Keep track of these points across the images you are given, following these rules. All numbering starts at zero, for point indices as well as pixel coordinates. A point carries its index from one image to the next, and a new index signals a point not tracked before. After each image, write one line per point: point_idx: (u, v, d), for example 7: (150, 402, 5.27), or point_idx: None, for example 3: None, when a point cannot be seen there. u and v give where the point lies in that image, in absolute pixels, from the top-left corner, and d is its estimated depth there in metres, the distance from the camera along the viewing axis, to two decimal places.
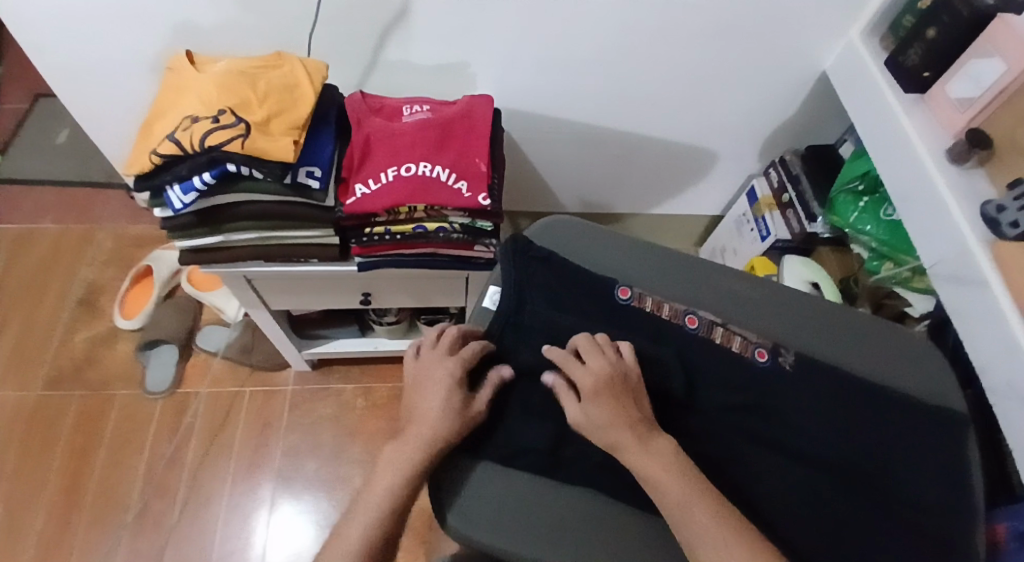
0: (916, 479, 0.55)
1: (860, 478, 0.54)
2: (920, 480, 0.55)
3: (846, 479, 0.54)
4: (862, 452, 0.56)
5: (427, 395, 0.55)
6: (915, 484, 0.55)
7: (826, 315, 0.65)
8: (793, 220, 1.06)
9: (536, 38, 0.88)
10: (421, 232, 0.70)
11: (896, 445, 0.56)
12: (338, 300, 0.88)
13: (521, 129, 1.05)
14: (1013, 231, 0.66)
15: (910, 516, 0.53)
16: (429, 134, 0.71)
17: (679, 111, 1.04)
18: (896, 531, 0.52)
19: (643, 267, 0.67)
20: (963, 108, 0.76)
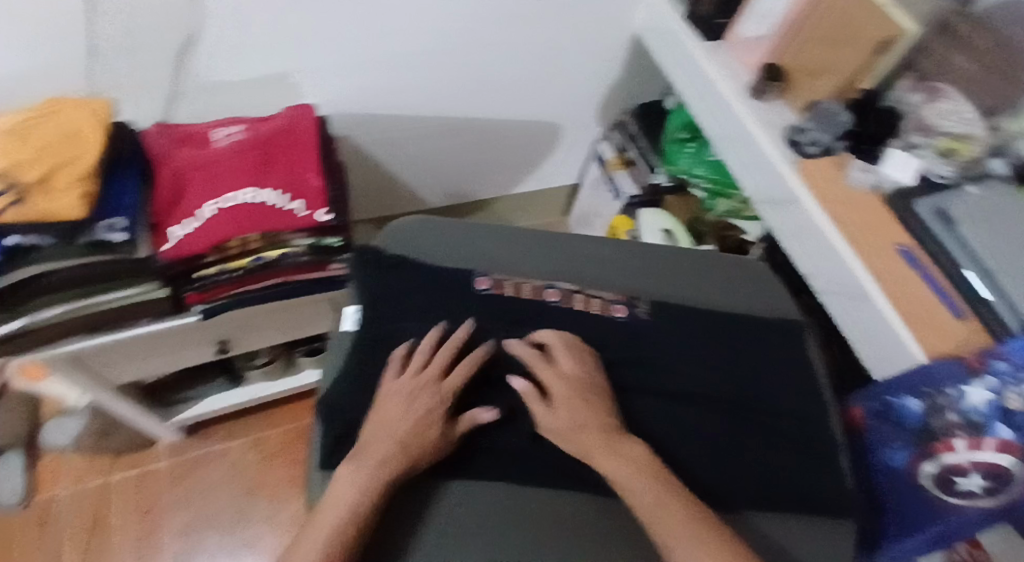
0: (773, 386, 0.61)
1: (725, 401, 0.59)
2: (776, 387, 0.61)
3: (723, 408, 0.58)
4: (722, 376, 0.61)
5: (395, 413, 0.52)
6: (773, 391, 0.61)
7: (667, 259, 0.70)
8: (641, 174, 1.12)
9: (352, 38, 0.85)
10: (261, 263, 0.64)
11: (757, 363, 0.62)
12: (190, 355, 0.80)
13: (361, 134, 1.01)
14: (816, 149, 0.76)
15: (780, 423, 0.58)
16: (248, 157, 0.66)
17: (515, 90, 1.06)
18: (762, 437, 0.57)
19: (498, 250, 0.67)
20: (757, 45, 0.84)
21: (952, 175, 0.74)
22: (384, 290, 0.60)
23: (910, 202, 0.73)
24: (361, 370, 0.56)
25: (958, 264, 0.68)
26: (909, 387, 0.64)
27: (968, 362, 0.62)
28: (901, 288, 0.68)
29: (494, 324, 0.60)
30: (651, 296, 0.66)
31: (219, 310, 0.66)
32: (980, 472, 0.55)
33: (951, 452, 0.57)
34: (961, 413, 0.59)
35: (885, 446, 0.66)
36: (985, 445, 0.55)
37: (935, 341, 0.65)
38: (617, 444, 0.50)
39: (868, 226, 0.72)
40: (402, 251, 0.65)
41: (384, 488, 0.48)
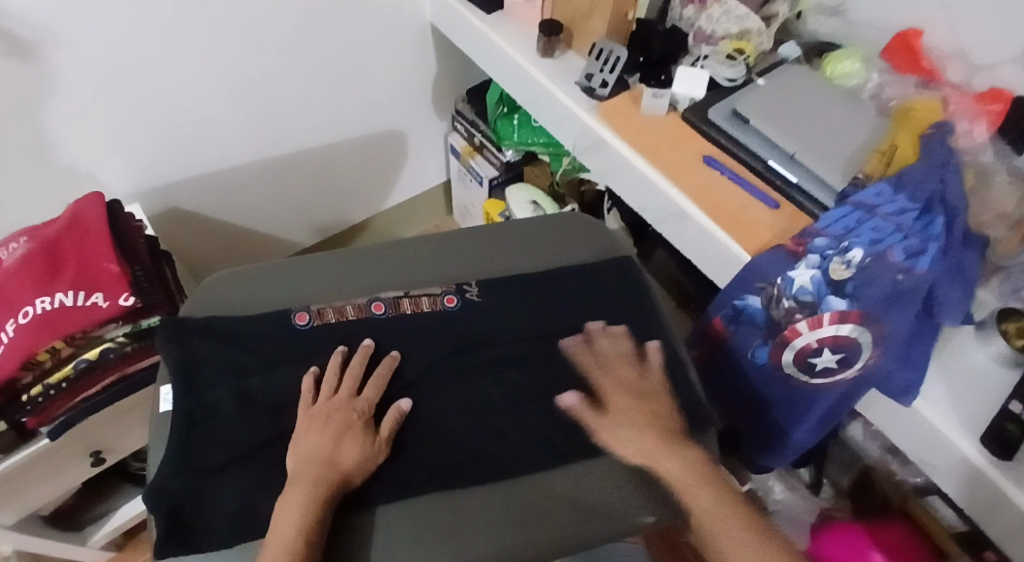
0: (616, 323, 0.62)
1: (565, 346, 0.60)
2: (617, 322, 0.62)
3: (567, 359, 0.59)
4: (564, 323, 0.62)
5: (318, 440, 0.52)
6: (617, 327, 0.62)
7: (487, 236, 0.71)
8: (492, 157, 1.14)
9: (137, 109, 0.83)
10: (85, 366, 0.63)
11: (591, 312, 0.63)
12: (66, 476, 0.77)
13: (193, 196, 0.99)
14: (608, 89, 0.78)
15: (620, 360, 0.59)
16: (32, 266, 0.63)
17: (338, 107, 1.05)
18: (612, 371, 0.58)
19: (316, 281, 0.66)
20: (533, 6, 0.84)
21: (740, 75, 0.78)
22: (193, 359, 0.58)
23: (705, 113, 0.76)
24: (185, 446, 0.52)
25: (763, 159, 0.71)
26: (744, 286, 0.67)
27: (791, 248, 0.63)
28: (715, 198, 0.69)
29: (318, 356, 0.59)
30: (481, 276, 0.67)
31: (65, 427, 0.65)
32: (828, 346, 0.63)
33: (800, 336, 0.64)
34: (794, 298, 0.63)
35: (748, 346, 0.70)
36: (824, 321, 0.62)
37: (748, 236, 0.67)
38: (678, 446, 0.53)
39: (668, 146, 0.74)
40: (212, 312, 0.63)
41: (321, 506, 0.48)
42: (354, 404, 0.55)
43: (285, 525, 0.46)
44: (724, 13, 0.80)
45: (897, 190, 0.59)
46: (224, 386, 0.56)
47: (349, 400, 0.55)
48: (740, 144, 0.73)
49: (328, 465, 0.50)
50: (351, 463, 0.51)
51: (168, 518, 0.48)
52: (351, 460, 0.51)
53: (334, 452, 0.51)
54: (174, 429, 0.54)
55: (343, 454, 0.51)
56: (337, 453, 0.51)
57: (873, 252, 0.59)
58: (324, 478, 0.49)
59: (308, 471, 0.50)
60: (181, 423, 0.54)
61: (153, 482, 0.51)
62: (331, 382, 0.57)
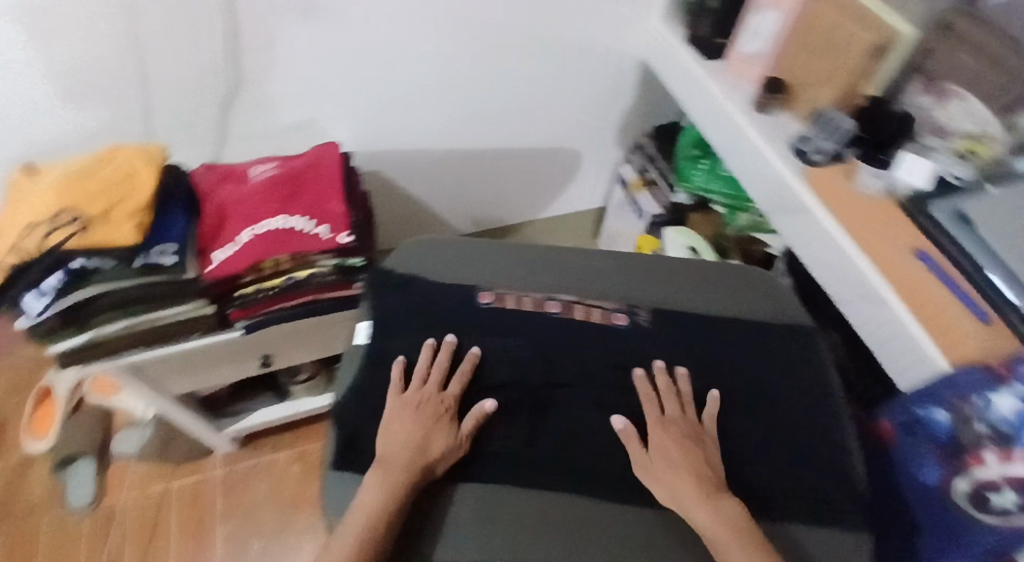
0: (786, 390, 0.63)
1: (730, 400, 0.62)
2: (787, 389, 0.63)
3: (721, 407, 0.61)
4: (734, 378, 0.63)
5: (405, 426, 0.57)
6: (787, 393, 0.63)
7: (665, 269, 0.72)
8: (661, 195, 1.14)
9: (376, 82, 0.93)
10: (293, 283, 0.72)
11: (754, 369, 0.64)
12: (236, 370, 0.87)
13: (390, 166, 1.08)
14: (823, 156, 0.77)
15: (783, 424, 0.60)
16: (278, 190, 0.74)
17: (532, 119, 1.11)
18: (774, 436, 0.60)
19: (501, 266, 0.71)
20: (756, 62, 0.87)
21: (970, 176, 0.73)
22: (392, 306, 0.66)
23: (927, 206, 0.72)
24: (375, 380, 0.62)
25: (978, 262, 0.66)
26: (932, 396, 0.61)
27: (997, 370, 0.58)
28: (916, 293, 0.67)
29: (495, 334, 0.64)
30: (654, 305, 0.69)
31: (258, 325, 0.74)
32: (1015, 487, 0.54)
33: (984, 466, 0.56)
34: (990, 425, 0.56)
35: (915, 461, 0.62)
36: (1016, 459, 0.54)
37: (951, 344, 0.63)
38: (715, 499, 0.52)
39: (878, 230, 0.72)
40: (409, 271, 0.70)
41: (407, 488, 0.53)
42: (441, 397, 0.59)
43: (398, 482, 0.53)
44: (965, 111, 0.76)
45: None
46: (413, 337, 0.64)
47: (436, 393, 0.59)
48: (959, 246, 0.68)
49: (417, 454, 0.55)
50: (438, 452, 0.55)
51: (347, 439, 0.58)
52: (438, 450, 0.55)
53: (424, 437, 0.56)
54: (367, 362, 0.63)
55: (432, 442, 0.55)
56: (426, 438, 0.56)
57: None
58: (412, 463, 0.54)
59: (399, 455, 0.55)
60: (373, 363, 0.62)
61: (343, 403, 0.61)
62: (421, 374, 0.61)
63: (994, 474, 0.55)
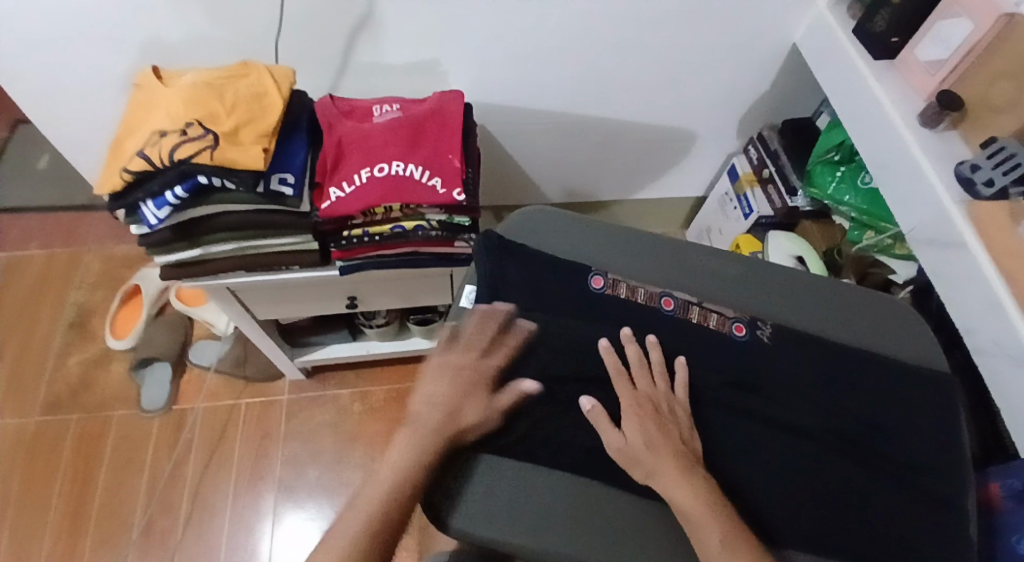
0: (908, 440, 0.57)
1: (845, 441, 0.56)
2: (909, 439, 0.57)
3: (838, 446, 0.55)
4: (851, 418, 0.57)
5: (439, 382, 0.56)
6: (908, 444, 0.57)
7: (792, 283, 0.66)
8: (774, 196, 1.07)
9: (507, 31, 0.88)
10: (399, 232, 0.70)
11: (880, 410, 0.58)
12: (322, 306, 0.87)
13: (500, 121, 1.05)
14: (988, 190, 0.68)
15: (900, 476, 0.55)
16: (399, 133, 0.71)
17: (652, 94, 1.04)
18: (891, 490, 0.54)
19: (619, 252, 0.67)
20: (935, 70, 0.77)
21: None
22: (500, 277, 0.63)
23: None
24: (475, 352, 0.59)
25: None
26: None
27: None
28: None
29: (606, 321, 0.62)
30: (780, 321, 0.63)
31: (355, 268, 0.74)
32: None
33: None
34: None
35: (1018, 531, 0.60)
36: None
37: None
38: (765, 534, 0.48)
39: None
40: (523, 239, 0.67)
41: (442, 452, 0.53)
42: (479, 366, 0.57)
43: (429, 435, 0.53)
44: None
45: None
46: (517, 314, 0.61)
47: (477, 359, 0.57)
48: None
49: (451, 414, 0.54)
50: (469, 423, 0.54)
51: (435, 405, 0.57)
52: (471, 418, 0.54)
53: (458, 404, 0.54)
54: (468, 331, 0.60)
55: (466, 409, 0.54)
56: (457, 409, 0.54)
57: None
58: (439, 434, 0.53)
59: (428, 420, 0.54)
60: (473, 323, 0.61)
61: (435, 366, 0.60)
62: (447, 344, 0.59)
63: None
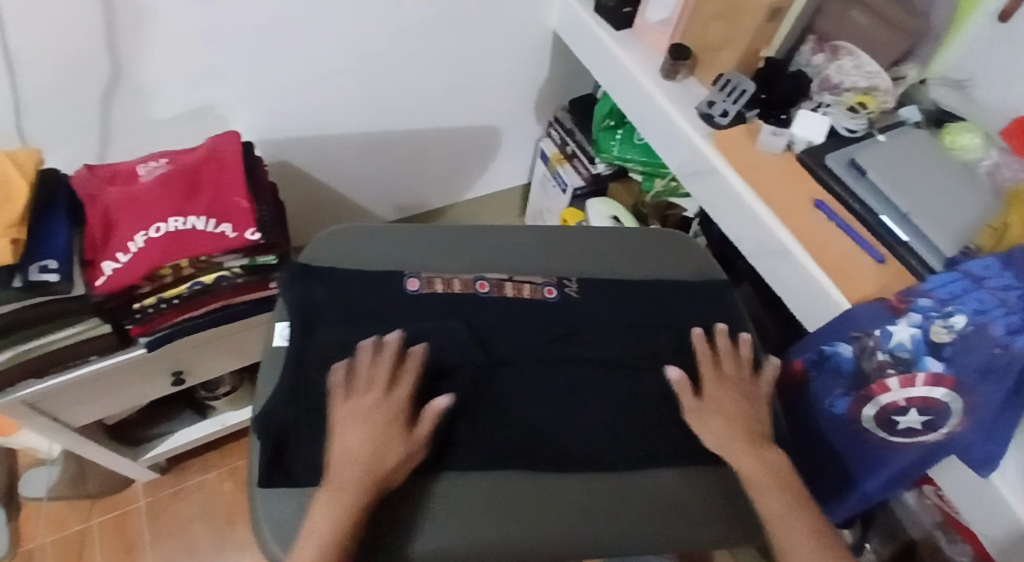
0: (706, 346, 0.64)
1: (658, 363, 0.62)
2: (707, 346, 0.64)
3: (654, 371, 0.61)
4: (662, 343, 0.63)
5: (347, 433, 0.51)
6: None
7: (585, 240, 0.72)
8: (581, 167, 1.16)
9: (276, 63, 0.87)
10: (199, 288, 0.68)
11: (678, 326, 0.65)
12: (146, 390, 0.81)
13: (302, 154, 1.03)
14: (727, 119, 0.81)
15: None
16: (172, 188, 0.67)
17: (444, 97, 1.08)
18: None
19: (427, 249, 0.69)
20: (662, 28, 0.88)
21: (862, 128, 0.78)
22: (310, 304, 0.62)
23: (822, 158, 0.77)
24: (296, 384, 0.56)
25: (876, 211, 0.72)
26: (837, 333, 0.69)
27: (892, 303, 0.65)
28: (821, 241, 0.72)
29: (429, 318, 0.62)
30: (581, 273, 0.69)
31: (163, 340, 0.69)
32: (916, 407, 0.65)
33: (887, 392, 0.66)
34: (889, 353, 0.65)
35: (828, 395, 0.72)
36: (917, 381, 0.64)
37: (849, 288, 0.69)
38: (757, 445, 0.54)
39: (779, 181, 0.77)
40: (330, 261, 0.67)
41: (376, 494, 0.48)
42: (390, 403, 0.53)
43: (359, 483, 0.47)
44: (855, 66, 0.82)
45: (1006, 266, 0.60)
46: (333, 334, 0.59)
47: (385, 396, 0.53)
48: (856, 197, 0.74)
49: (374, 465, 0.48)
50: (394, 463, 0.50)
51: (272, 453, 0.53)
52: (393, 462, 0.50)
53: (378, 453, 0.49)
54: (287, 367, 0.57)
55: (387, 453, 0.50)
56: (381, 448, 0.50)
57: (976, 322, 0.60)
58: (366, 478, 0.48)
59: (349, 470, 0.48)
60: (292, 361, 0.57)
61: (264, 414, 0.55)
62: (341, 395, 0.53)
63: (901, 398, 0.65)
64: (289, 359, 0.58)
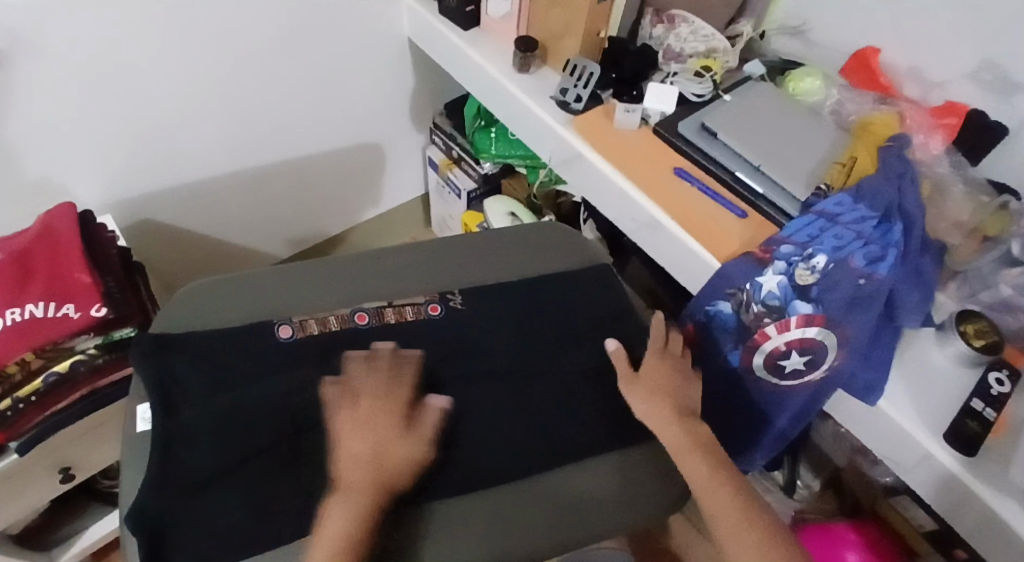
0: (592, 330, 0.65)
1: (546, 359, 0.62)
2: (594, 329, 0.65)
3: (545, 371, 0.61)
4: (552, 338, 0.63)
5: (355, 439, 0.51)
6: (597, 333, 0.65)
7: (458, 248, 0.72)
8: (470, 169, 1.16)
9: (110, 119, 0.83)
10: (55, 379, 0.62)
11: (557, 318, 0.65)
12: (36, 494, 0.75)
13: (170, 207, 0.98)
14: (581, 103, 0.82)
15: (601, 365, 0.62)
16: (2, 278, 0.63)
17: (309, 122, 1.05)
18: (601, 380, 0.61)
19: (294, 291, 0.66)
20: (508, 23, 0.89)
21: (707, 91, 0.81)
22: (174, 377, 0.57)
23: (676, 126, 0.80)
24: (162, 472, 0.50)
25: (730, 169, 0.75)
26: (716, 293, 0.71)
27: (757, 254, 0.68)
28: (684, 208, 0.73)
29: (306, 364, 0.59)
30: (457, 284, 0.68)
31: (35, 442, 0.63)
32: (796, 349, 0.66)
33: (769, 339, 0.67)
34: (763, 303, 0.67)
35: (721, 351, 0.73)
36: (791, 325, 0.65)
37: (715, 245, 0.71)
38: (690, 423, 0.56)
39: (641, 156, 0.78)
40: (191, 323, 0.63)
41: (373, 510, 0.48)
42: (394, 404, 0.55)
43: (365, 494, 0.48)
44: (691, 32, 0.84)
45: (857, 202, 0.65)
46: (200, 407, 0.55)
47: (388, 402, 0.54)
48: (711, 159, 0.76)
49: (379, 467, 0.50)
50: (404, 464, 0.51)
51: (147, 546, 0.47)
52: (403, 461, 0.51)
53: (388, 453, 0.51)
54: (153, 454, 0.52)
55: (394, 454, 0.51)
56: (387, 449, 0.51)
57: (835, 259, 0.64)
58: (376, 480, 0.49)
59: (358, 475, 0.49)
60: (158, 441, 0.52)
61: (132, 506, 0.49)
62: (347, 403, 0.54)
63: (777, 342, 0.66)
64: (152, 444, 0.52)
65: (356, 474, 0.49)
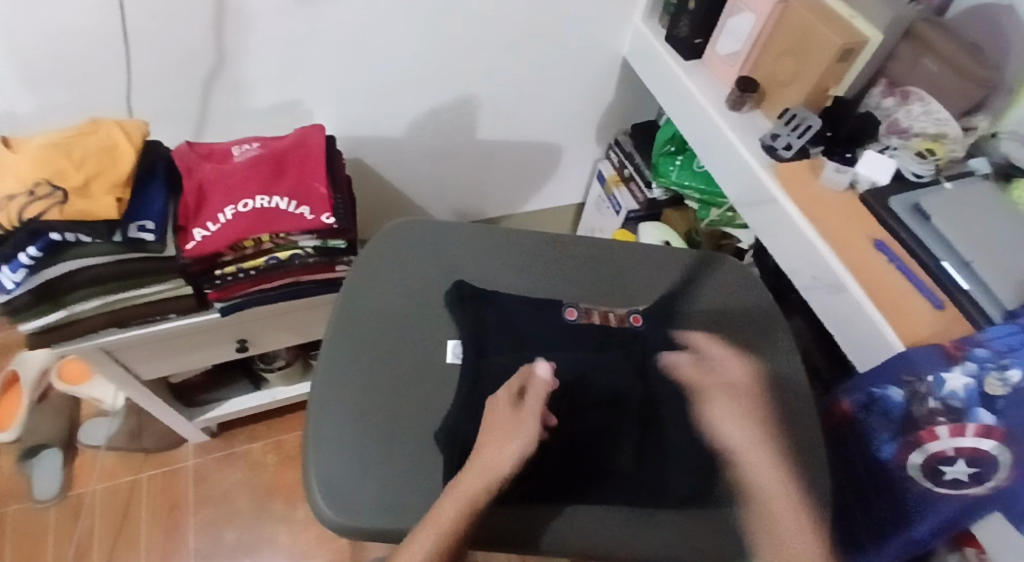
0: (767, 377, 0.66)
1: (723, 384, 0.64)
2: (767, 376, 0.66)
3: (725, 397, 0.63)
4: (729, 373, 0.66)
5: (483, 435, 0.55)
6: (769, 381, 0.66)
7: (656, 260, 0.75)
8: (637, 191, 1.18)
9: (362, 63, 0.93)
10: (275, 262, 0.75)
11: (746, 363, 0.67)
12: (213, 354, 0.87)
13: (376, 152, 1.09)
14: (789, 151, 0.83)
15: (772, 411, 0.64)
16: (261, 170, 0.75)
17: (513, 110, 1.12)
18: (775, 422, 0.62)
19: (513, 262, 0.72)
20: (731, 61, 0.92)
21: (929, 172, 0.80)
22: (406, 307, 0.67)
23: (887, 199, 0.78)
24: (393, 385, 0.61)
25: (936, 256, 0.72)
26: (887, 376, 0.68)
27: (947, 349, 0.64)
28: (877, 279, 0.72)
29: (508, 325, 0.65)
30: (659, 303, 0.71)
31: (235, 306, 0.76)
32: (964, 458, 0.59)
33: (935, 440, 0.61)
34: (941, 401, 0.62)
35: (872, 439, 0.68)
36: (967, 431, 0.59)
37: (905, 329, 0.69)
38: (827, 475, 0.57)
39: (842, 216, 0.78)
40: (410, 251, 0.72)
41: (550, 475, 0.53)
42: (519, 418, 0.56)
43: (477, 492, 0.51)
44: (924, 112, 0.83)
45: None
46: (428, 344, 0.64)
47: (513, 412, 0.56)
48: (918, 240, 0.74)
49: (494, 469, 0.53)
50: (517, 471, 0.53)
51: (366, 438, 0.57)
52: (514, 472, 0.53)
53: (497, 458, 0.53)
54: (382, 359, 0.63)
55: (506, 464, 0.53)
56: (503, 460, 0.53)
57: None
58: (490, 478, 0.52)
59: (475, 475, 0.52)
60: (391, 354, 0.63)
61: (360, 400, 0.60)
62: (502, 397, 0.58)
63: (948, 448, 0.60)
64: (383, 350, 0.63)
65: (481, 477, 0.52)
